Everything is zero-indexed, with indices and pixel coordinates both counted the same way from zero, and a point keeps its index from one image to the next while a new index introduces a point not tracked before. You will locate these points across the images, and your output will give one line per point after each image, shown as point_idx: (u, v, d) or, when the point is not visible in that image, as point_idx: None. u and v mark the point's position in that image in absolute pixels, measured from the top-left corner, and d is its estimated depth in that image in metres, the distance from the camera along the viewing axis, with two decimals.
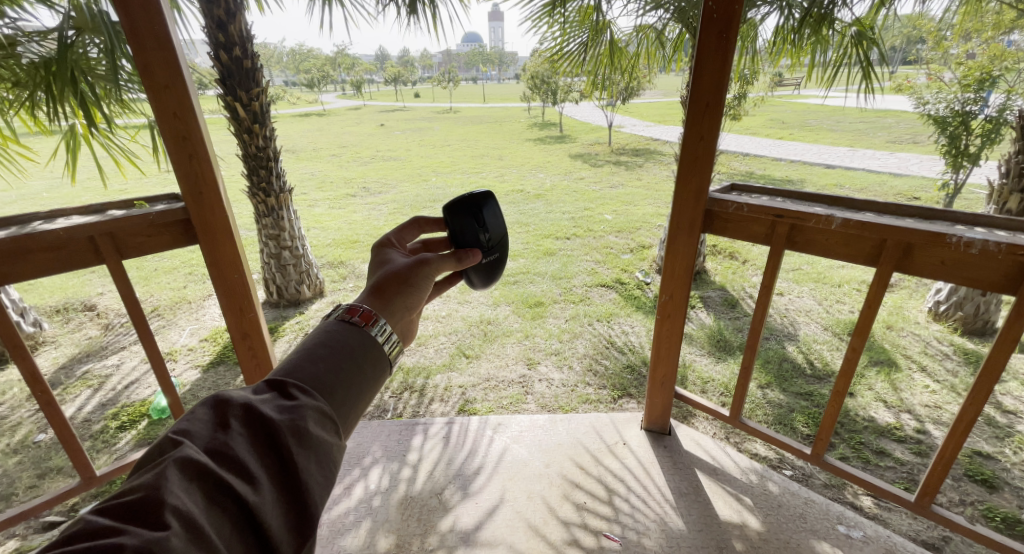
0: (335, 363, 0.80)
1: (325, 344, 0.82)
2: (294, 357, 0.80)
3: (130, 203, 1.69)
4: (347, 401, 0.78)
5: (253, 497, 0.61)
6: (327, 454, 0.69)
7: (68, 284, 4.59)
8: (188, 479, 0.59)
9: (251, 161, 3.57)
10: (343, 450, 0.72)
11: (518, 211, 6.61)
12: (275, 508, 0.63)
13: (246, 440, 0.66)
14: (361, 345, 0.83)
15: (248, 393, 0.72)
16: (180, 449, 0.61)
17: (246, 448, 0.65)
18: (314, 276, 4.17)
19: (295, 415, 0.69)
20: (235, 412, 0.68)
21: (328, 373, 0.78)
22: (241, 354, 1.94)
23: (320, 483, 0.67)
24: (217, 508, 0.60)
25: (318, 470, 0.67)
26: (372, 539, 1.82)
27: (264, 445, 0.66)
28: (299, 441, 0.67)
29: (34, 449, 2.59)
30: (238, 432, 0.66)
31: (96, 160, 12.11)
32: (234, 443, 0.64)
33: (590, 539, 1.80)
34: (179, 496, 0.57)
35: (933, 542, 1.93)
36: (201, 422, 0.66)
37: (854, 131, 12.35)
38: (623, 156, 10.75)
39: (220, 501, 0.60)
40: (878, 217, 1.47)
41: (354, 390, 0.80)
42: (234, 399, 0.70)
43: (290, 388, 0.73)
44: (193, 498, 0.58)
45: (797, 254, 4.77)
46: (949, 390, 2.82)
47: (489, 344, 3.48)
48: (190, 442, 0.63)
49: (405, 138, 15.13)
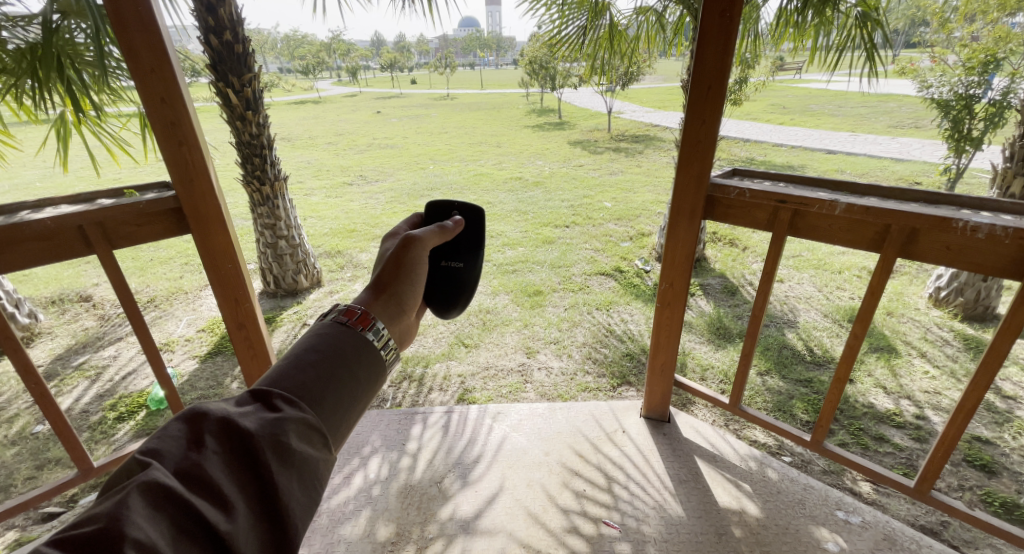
0: (323, 371, 0.79)
1: (316, 349, 0.83)
2: (281, 365, 0.79)
3: (120, 192, 1.66)
4: (336, 411, 0.78)
5: (225, 524, 0.61)
6: (311, 472, 0.69)
7: (63, 275, 4.55)
8: (153, 506, 0.59)
9: (244, 149, 3.51)
10: (328, 466, 0.72)
11: (517, 199, 6.56)
12: (250, 534, 0.62)
13: (221, 459, 0.66)
14: (353, 350, 0.84)
15: (228, 406, 0.72)
16: (147, 472, 0.61)
17: (219, 469, 0.64)
18: (312, 266, 4.13)
19: (276, 430, 0.69)
20: (210, 428, 0.67)
21: (316, 382, 0.78)
22: (238, 346, 1.92)
23: (301, 502, 0.67)
24: (184, 537, 0.58)
25: (299, 491, 0.67)
26: (372, 527, 1.82)
27: (241, 464, 0.66)
28: (279, 459, 0.67)
29: (32, 441, 2.58)
30: (212, 451, 0.66)
31: (87, 149, 11.98)
32: (207, 463, 0.64)
33: (590, 527, 1.80)
34: (142, 527, 0.56)
35: (931, 527, 1.94)
36: (174, 440, 0.66)
37: (856, 116, 12.24)
38: (623, 142, 10.64)
39: (190, 529, 0.59)
40: (883, 202, 1.44)
41: (345, 399, 0.79)
42: (211, 413, 0.69)
43: (275, 400, 0.73)
44: (158, 528, 0.57)
45: (797, 241, 4.74)
46: (949, 375, 2.82)
47: (489, 333, 3.47)
48: (160, 465, 0.62)
49: (402, 126, 14.98)
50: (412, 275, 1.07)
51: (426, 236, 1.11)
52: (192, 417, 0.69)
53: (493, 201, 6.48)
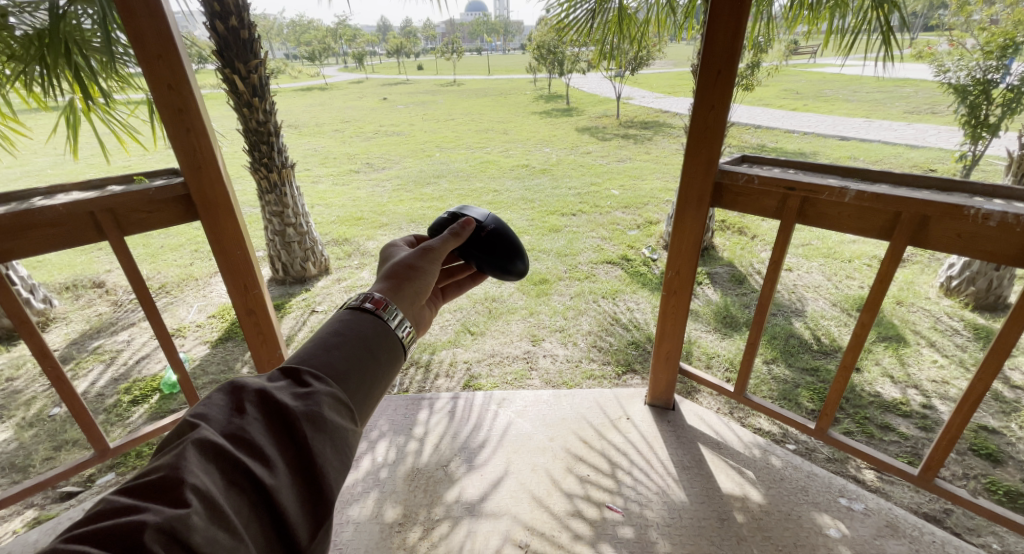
0: (347, 352, 0.82)
1: (338, 332, 0.85)
2: (307, 346, 0.81)
3: (130, 178, 1.68)
4: (361, 389, 0.80)
5: (270, 480, 0.63)
6: (342, 440, 0.71)
7: (76, 261, 4.63)
8: (206, 459, 0.61)
9: (251, 136, 3.53)
10: (356, 436, 0.74)
11: (523, 187, 6.53)
12: (291, 491, 0.64)
13: (262, 424, 0.68)
14: (373, 333, 0.86)
15: (263, 380, 0.74)
16: (198, 431, 0.63)
17: (260, 432, 0.67)
18: (319, 253, 4.15)
19: (309, 401, 0.71)
20: (250, 397, 0.70)
21: (341, 361, 0.80)
22: (248, 331, 1.95)
23: (335, 467, 0.68)
24: (235, 488, 0.61)
25: (332, 456, 0.69)
26: (380, 508, 1.86)
27: (280, 429, 0.68)
28: (314, 426, 0.69)
29: (51, 422, 2.66)
30: (253, 417, 0.68)
31: (96, 136, 12.11)
32: (249, 427, 0.66)
33: (593, 511, 1.83)
34: (199, 475, 0.59)
35: (934, 515, 1.95)
36: (217, 407, 0.68)
37: (871, 102, 11.97)
38: (631, 129, 10.53)
39: (238, 482, 0.62)
40: (894, 189, 1.43)
41: (368, 378, 0.81)
42: (249, 385, 0.72)
43: (305, 375, 0.75)
44: (213, 477, 0.60)
45: (807, 229, 4.69)
46: (957, 364, 2.80)
47: (494, 321, 3.48)
48: (207, 425, 0.65)
49: (408, 112, 14.90)
50: (426, 269, 1.09)
51: (443, 244, 1.14)
52: (231, 389, 0.71)
53: (499, 189, 6.46)
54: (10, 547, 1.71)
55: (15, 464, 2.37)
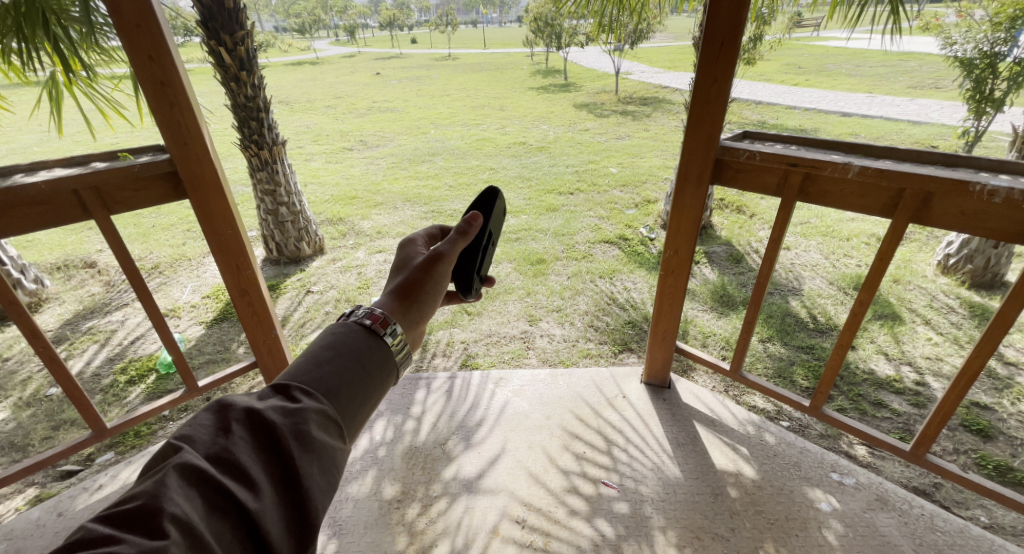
0: (338, 368, 0.82)
1: (330, 347, 0.86)
2: (299, 362, 0.82)
3: (114, 155, 1.63)
4: (351, 405, 0.81)
5: (254, 502, 0.63)
6: (328, 458, 0.71)
7: (67, 241, 4.57)
8: (187, 484, 0.61)
9: (240, 112, 3.45)
10: (345, 453, 0.75)
11: (520, 165, 6.45)
12: (275, 513, 0.64)
13: (248, 443, 0.68)
14: (365, 349, 0.87)
15: (251, 397, 0.74)
16: (181, 454, 0.63)
17: (247, 452, 0.67)
18: (314, 233, 4.10)
19: (297, 419, 0.72)
20: (237, 416, 0.70)
21: (332, 378, 0.81)
22: (242, 312, 1.93)
23: (321, 487, 0.69)
24: (216, 514, 0.61)
25: (319, 475, 0.69)
26: (378, 486, 1.88)
27: (266, 449, 0.69)
28: (300, 446, 0.69)
29: (48, 402, 2.66)
30: (239, 436, 0.68)
31: (83, 113, 11.89)
32: (235, 448, 0.66)
33: (588, 487, 1.85)
34: (179, 503, 0.59)
35: (923, 489, 1.98)
36: (204, 426, 0.68)
37: (874, 77, 11.77)
38: (631, 105, 10.36)
39: (221, 506, 0.62)
40: (898, 165, 1.39)
41: (358, 394, 0.82)
42: (237, 403, 0.72)
43: (294, 392, 0.76)
44: (193, 504, 0.60)
45: (807, 208, 4.65)
46: (951, 342, 2.81)
47: (491, 301, 3.47)
48: (191, 448, 0.65)
49: (402, 88, 14.59)
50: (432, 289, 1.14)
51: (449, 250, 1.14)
52: (218, 405, 0.71)
53: (495, 167, 6.37)
54: (12, 525, 1.74)
55: (13, 444, 2.38)
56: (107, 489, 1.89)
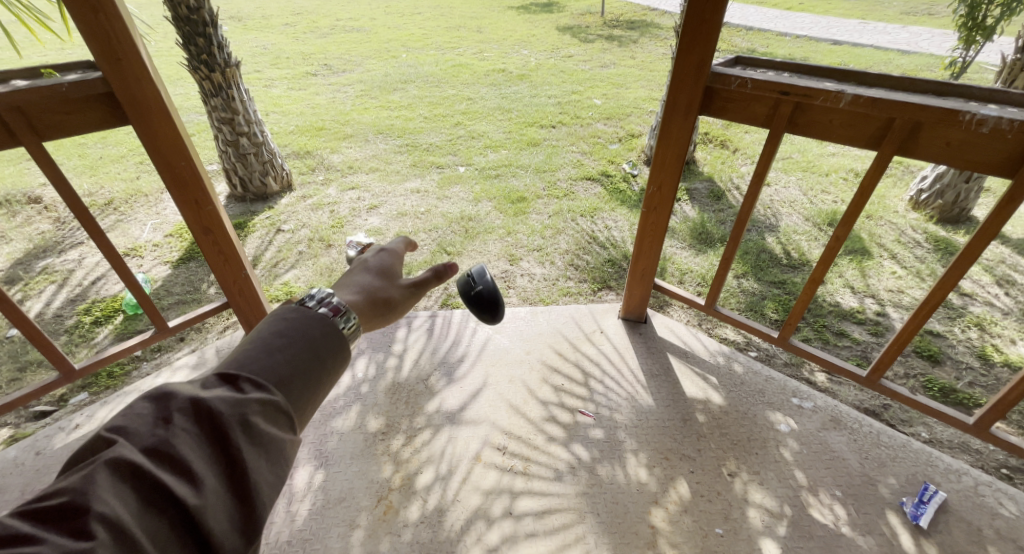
0: (289, 356, 0.76)
1: (281, 333, 0.80)
2: (246, 349, 0.76)
3: (37, 72, 1.45)
4: (303, 394, 0.75)
5: (194, 498, 0.57)
6: (278, 453, 0.66)
7: (6, 175, 4.22)
8: (120, 480, 0.56)
9: (184, 27, 3.11)
10: (296, 445, 0.70)
11: (499, 94, 6.11)
12: (217, 511, 0.59)
13: (190, 434, 0.62)
14: (321, 334, 0.81)
15: (194, 385, 0.68)
16: (112, 448, 0.57)
17: (188, 443, 0.61)
18: (280, 167, 3.87)
19: (242, 410, 0.66)
20: (178, 403, 0.63)
21: (283, 365, 0.75)
22: (207, 252, 1.85)
23: (270, 484, 0.64)
24: (152, 509, 0.55)
25: (266, 473, 0.64)
26: (362, 420, 1.93)
27: (208, 440, 0.63)
28: (246, 439, 0.64)
29: (8, 344, 2.57)
30: (180, 425, 0.62)
31: (6, 27, 10.57)
32: (175, 439, 0.60)
33: (565, 416, 1.93)
34: (107, 501, 0.53)
35: (873, 409, 2.14)
36: (139, 416, 0.62)
37: (868, 2, 11.29)
38: (616, 30, 9.77)
39: (157, 502, 0.56)
40: (890, 94, 1.35)
41: (311, 382, 0.76)
42: (177, 390, 0.65)
43: (240, 381, 0.70)
44: (125, 501, 0.55)
45: (789, 142, 4.60)
46: (914, 275, 2.93)
47: (470, 241, 3.40)
48: (124, 441, 0.59)
49: (369, 6, 13.38)
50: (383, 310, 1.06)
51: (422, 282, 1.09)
52: (157, 392, 0.65)
53: (473, 96, 6.03)
54: None
55: None
56: (84, 428, 1.88)
